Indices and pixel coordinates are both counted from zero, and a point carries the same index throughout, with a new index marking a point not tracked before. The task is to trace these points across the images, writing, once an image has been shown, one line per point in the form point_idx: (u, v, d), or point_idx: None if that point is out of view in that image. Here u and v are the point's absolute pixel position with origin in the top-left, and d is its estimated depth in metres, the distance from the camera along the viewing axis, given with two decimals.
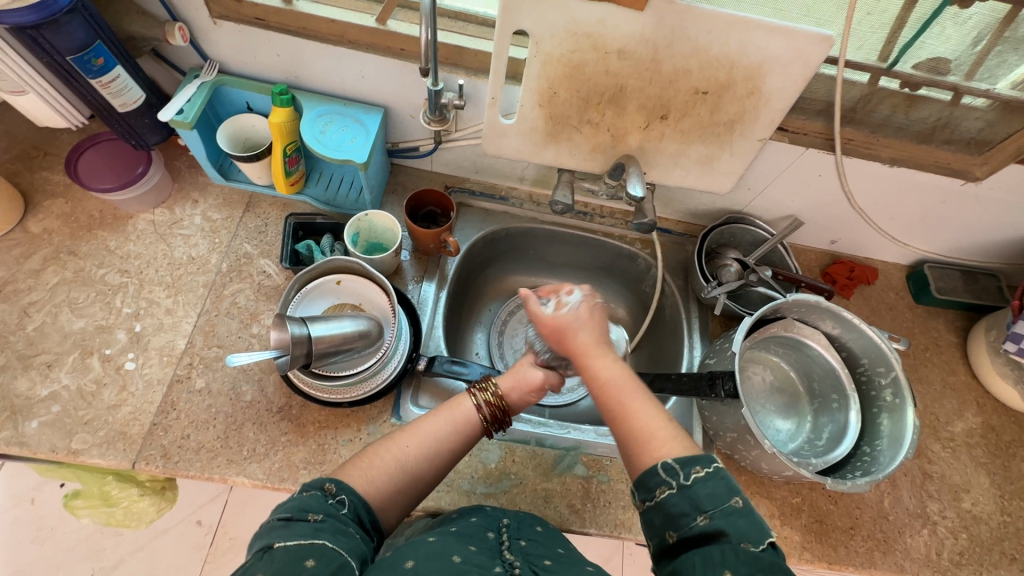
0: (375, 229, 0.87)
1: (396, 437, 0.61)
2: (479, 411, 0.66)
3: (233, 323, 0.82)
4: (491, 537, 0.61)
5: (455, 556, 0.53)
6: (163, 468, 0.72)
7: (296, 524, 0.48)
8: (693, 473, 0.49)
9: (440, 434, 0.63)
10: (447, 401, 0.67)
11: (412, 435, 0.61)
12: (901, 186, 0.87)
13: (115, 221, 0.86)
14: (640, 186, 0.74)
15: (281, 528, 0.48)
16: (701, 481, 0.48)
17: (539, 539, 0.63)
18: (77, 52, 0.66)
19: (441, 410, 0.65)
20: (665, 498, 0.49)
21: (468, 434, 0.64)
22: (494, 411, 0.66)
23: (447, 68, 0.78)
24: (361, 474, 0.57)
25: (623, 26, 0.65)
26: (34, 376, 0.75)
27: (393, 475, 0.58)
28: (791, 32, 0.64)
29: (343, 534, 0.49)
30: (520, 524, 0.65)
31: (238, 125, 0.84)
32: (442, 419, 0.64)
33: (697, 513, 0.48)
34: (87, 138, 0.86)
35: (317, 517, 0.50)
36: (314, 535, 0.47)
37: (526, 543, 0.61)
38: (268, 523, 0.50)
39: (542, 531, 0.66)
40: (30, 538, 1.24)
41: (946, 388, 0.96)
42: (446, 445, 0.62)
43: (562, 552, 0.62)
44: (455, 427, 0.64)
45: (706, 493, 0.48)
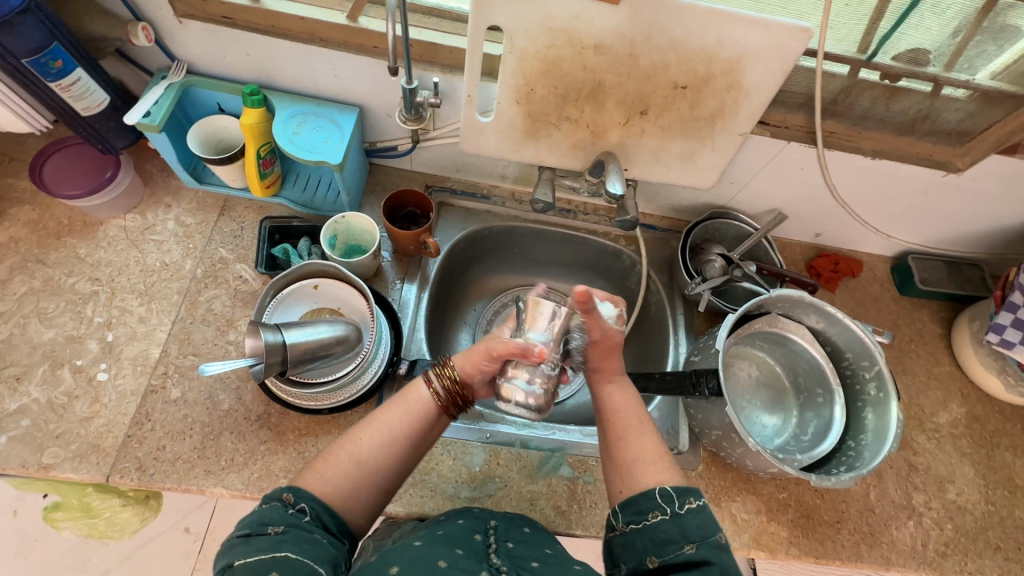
0: (353, 231, 0.85)
1: (351, 433, 0.60)
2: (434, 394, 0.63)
3: (209, 330, 0.80)
4: (478, 539, 0.60)
5: (440, 562, 0.52)
6: (138, 481, 0.70)
7: (255, 540, 0.48)
8: (686, 504, 0.54)
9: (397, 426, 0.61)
10: (403, 391, 0.64)
11: (367, 432, 0.60)
12: (884, 178, 0.86)
13: (85, 228, 0.84)
14: (620, 183, 0.73)
15: (242, 545, 0.48)
16: (693, 512, 0.53)
17: (526, 540, 0.62)
18: (33, 54, 0.64)
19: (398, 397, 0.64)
20: (656, 522, 0.54)
21: (424, 424, 0.62)
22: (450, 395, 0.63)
23: (421, 65, 0.76)
24: (318, 474, 0.56)
25: (599, 21, 0.64)
26: (2, 390, 0.73)
27: (351, 473, 0.57)
28: (769, 25, 0.63)
29: (308, 541, 0.49)
30: (507, 526, 0.64)
31: (209, 127, 0.82)
32: (398, 411, 0.62)
33: (684, 541, 0.52)
34: (53, 143, 0.83)
35: (277, 529, 0.49)
36: (274, 549, 0.47)
37: (513, 545, 0.60)
38: (228, 542, 0.49)
39: (530, 531, 0.65)
40: (13, 551, 1.21)
41: (930, 379, 0.96)
42: (401, 436, 0.60)
43: (550, 551, 0.62)
44: (412, 418, 0.62)
45: (696, 524, 0.53)
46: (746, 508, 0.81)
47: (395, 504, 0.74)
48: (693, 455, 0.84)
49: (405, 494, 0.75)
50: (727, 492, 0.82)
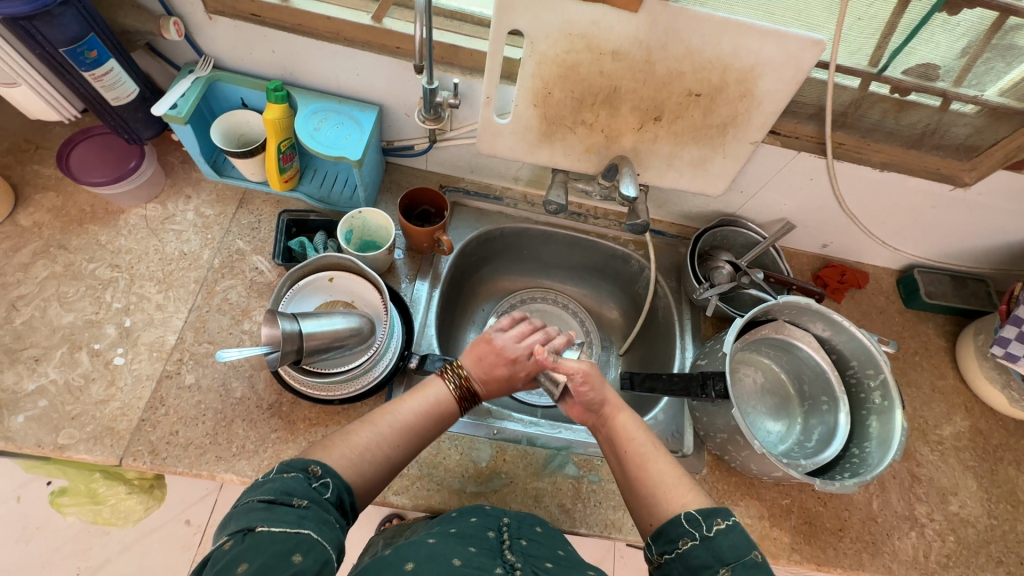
0: (369, 227, 0.87)
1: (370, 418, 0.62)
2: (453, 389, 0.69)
3: (225, 319, 0.82)
4: (491, 537, 0.61)
5: (456, 559, 0.53)
6: (151, 465, 0.71)
7: (279, 509, 0.49)
8: (714, 526, 0.55)
9: (412, 416, 0.64)
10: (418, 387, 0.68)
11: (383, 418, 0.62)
12: (891, 190, 0.88)
13: (107, 216, 0.86)
14: (633, 186, 0.75)
15: (264, 511, 0.48)
16: (723, 533, 0.54)
17: (540, 539, 0.64)
18: (70, 44, 0.66)
19: (414, 392, 0.67)
20: (688, 549, 0.55)
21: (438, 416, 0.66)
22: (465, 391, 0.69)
23: (442, 66, 0.78)
24: (343, 449, 0.58)
25: (618, 28, 0.66)
26: (21, 370, 0.74)
27: (372, 445, 0.60)
28: (783, 37, 0.65)
29: (327, 523, 0.50)
30: (519, 523, 0.65)
31: (232, 121, 0.84)
32: (413, 400, 0.66)
33: (719, 565, 0.53)
34: (79, 132, 0.85)
35: (301, 503, 0.50)
36: (298, 525, 0.48)
37: (527, 543, 0.61)
38: (246, 504, 0.49)
39: (542, 530, 0.66)
40: (16, 537, 1.21)
41: (935, 392, 0.97)
42: (419, 425, 0.64)
43: (562, 552, 0.63)
44: (429, 411, 0.66)
45: (727, 545, 0.54)
46: (749, 513, 0.82)
47: (402, 496, 0.75)
48: (697, 458, 0.85)
49: (412, 486, 0.76)
50: (731, 496, 0.82)
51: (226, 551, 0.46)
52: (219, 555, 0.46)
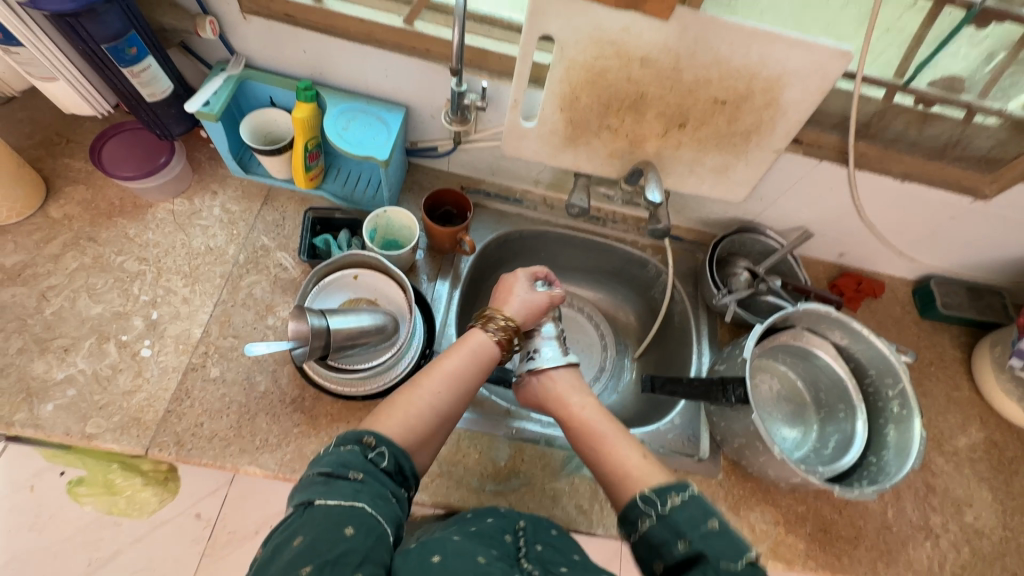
0: (393, 226, 0.88)
1: (418, 381, 0.64)
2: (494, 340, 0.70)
3: (249, 314, 0.83)
4: (508, 541, 0.61)
5: (480, 558, 0.54)
6: (175, 455, 0.72)
7: (336, 483, 0.52)
8: (669, 501, 0.55)
9: (459, 370, 0.66)
10: (458, 341, 0.69)
11: (436, 376, 0.65)
12: (911, 201, 0.88)
13: (135, 210, 0.87)
14: (658, 192, 0.76)
15: (323, 484, 0.52)
16: (677, 507, 0.54)
17: (555, 543, 0.63)
18: (111, 41, 0.67)
19: (454, 348, 0.68)
20: (647, 528, 0.55)
21: (484, 367, 0.69)
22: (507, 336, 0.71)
23: (471, 69, 0.79)
24: (387, 421, 0.60)
25: (648, 34, 0.67)
26: (50, 359, 0.75)
27: (426, 411, 0.62)
28: (812, 47, 0.66)
29: (381, 498, 0.52)
30: (535, 528, 0.65)
31: (261, 120, 0.85)
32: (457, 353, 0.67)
33: (678, 539, 0.53)
34: (111, 127, 0.87)
35: (358, 476, 0.53)
36: (354, 498, 0.51)
37: (543, 548, 0.61)
38: (308, 478, 0.53)
39: (557, 534, 0.66)
40: (28, 526, 1.20)
41: (950, 403, 0.97)
42: (469, 379, 0.66)
43: (577, 556, 0.62)
44: (476, 363, 0.68)
45: (684, 518, 0.54)
46: (765, 519, 0.82)
47: (422, 494, 0.76)
48: (714, 463, 0.85)
49: (431, 484, 0.76)
50: (747, 502, 0.83)
51: (289, 521, 0.50)
52: (284, 523, 0.50)
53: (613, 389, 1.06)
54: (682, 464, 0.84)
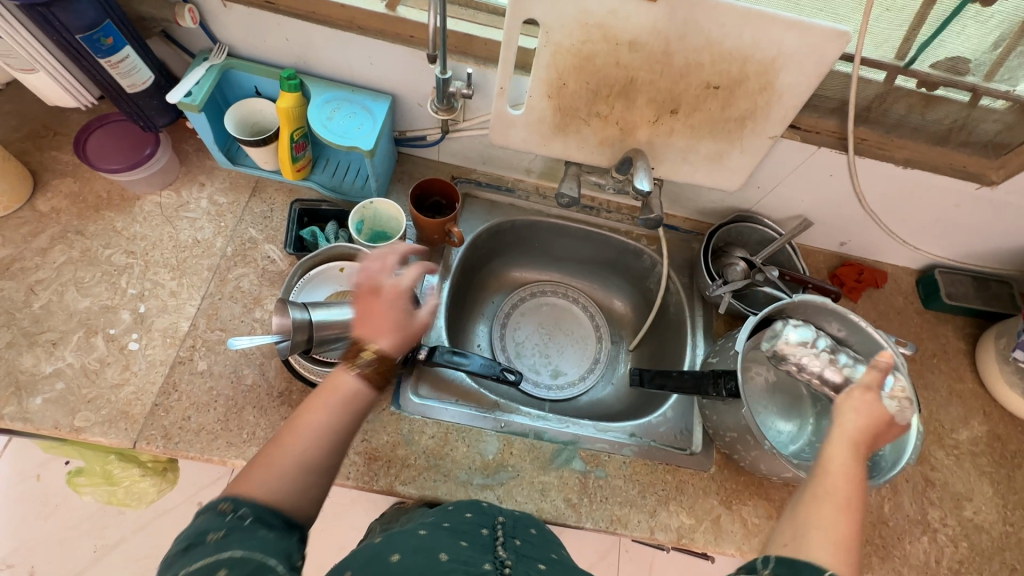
0: (380, 218, 0.87)
1: (280, 437, 0.52)
2: (362, 380, 0.54)
3: (237, 307, 0.82)
4: (484, 534, 0.61)
5: (443, 554, 0.53)
6: (164, 449, 0.73)
7: (195, 550, 0.43)
8: None
9: (324, 419, 0.53)
10: (323, 387, 0.54)
11: (293, 433, 0.52)
12: (913, 189, 0.85)
13: (123, 203, 0.87)
14: (648, 180, 0.74)
15: (179, 558, 0.43)
16: None
17: (533, 541, 0.63)
18: (86, 31, 0.66)
19: (318, 395, 0.54)
20: None
21: (359, 411, 0.55)
22: (379, 370, 0.55)
23: (456, 56, 0.76)
24: (265, 474, 0.49)
25: (635, 17, 0.64)
26: (39, 353, 0.76)
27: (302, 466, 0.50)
28: (807, 28, 0.63)
29: (254, 538, 0.44)
30: (515, 524, 0.65)
31: (246, 110, 0.84)
32: (322, 409, 0.53)
33: None
34: (96, 119, 0.86)
35: (216, 536, 0.44)
36: (218, 551, 0.42)
37: (520, 542, 0.61)
38: (163, 562, 0.44)
39: (536, 533, 0.66)
40: (35, 514, 1.22)
41: (952, 395, 0.94)
42: (338, 430, 0.53)
43: (555, 556, 0.62)
44: (345, 409, 0.54)
45: None
46: (757, 513, 0.81)
47: (409, 486, 0.75)
48: (706, 457, 0.84)
49: (418, 477, 0.76)
50: (739, 496, 0.81)
51: None
52: None
53: (606, 382, 1.06)
54: (674, 457, 0.83)
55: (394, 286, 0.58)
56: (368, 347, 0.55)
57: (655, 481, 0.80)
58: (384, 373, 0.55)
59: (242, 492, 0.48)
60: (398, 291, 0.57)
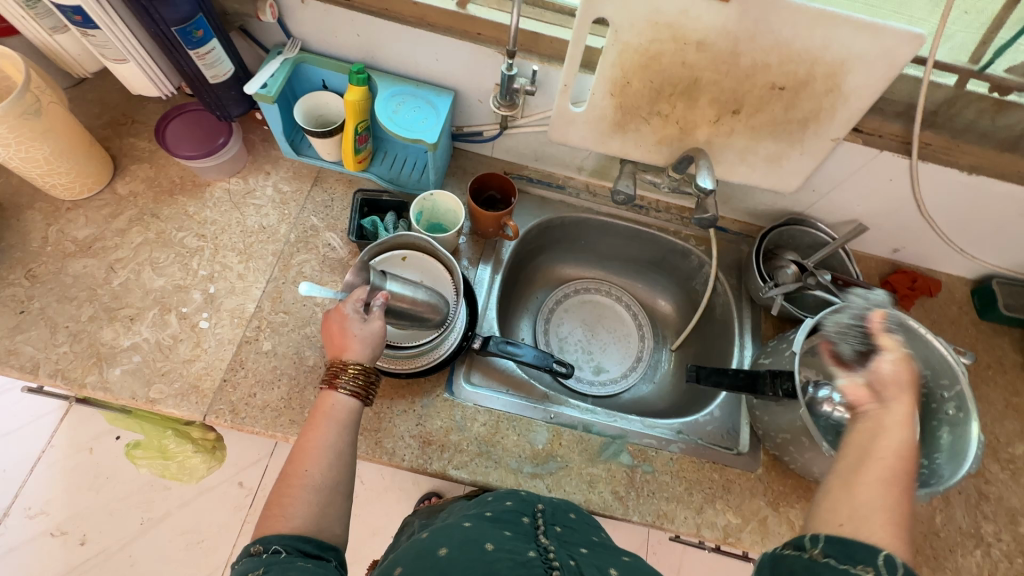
0: (438, 210, 0.89)
1: (288, 470, 0.53)
2: (348, 394, 0.59)
3: (299, 291, 0.86)
4: (526, 522, 0.62)
5: (488, 544, 0.54)
6: (231, 423, 0.76)
7: None
8: None
9: (327, 440, 0.56)
10: (313, 415, 0.58)
11: (304, 461, 0.53)
12: (976, 197, 0.84)
13: (194, 188, 0.91)
14: (709, 179, 0.74)
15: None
16: None
17: (574, 526, 0.64)
18: (181, 24, 0.71)
19: (309, 426, 0.57)
20: None
21: (351, 425, 0.59)
22: (361, 383, 0.60)
23: (523, 53, 0.78)
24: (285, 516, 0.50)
25: (706, 17, 0.65)
26: (118, 327, 0.80)
27: (317, 500, 0.52)
28: (880, 30, 0.63)
29: (293, 569, 0.46)
30: (554, 510, 0.66)
31: (314, 102, 0.87)
32: (315, 432, 0.56)
33: None
34: (174, 108, 0.90)
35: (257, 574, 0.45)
36: None
37: (561, 529, 0.62)
38: None
39: (576, 518, 0.67)
40: (87, 485, 1.23)
41: (1008, 409, 0.92)
42: (341, 444, 0.56)
43: (597, 538, 0.64)
44: (341, 426, 0.58)
45: None
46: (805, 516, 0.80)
47: (461, 471, 0.77)
48: (753, 458, 0.84)
49: (470, 462, 0.78)
50: (787, 498, 0.81)
51: None
52: None
53: (648, 381, 1.06)
54: (721, 456, 0.83)
55: (348, 309, 0.62)
56: (349, 366, 0.60)
57: (702, 479, 0.81)
58: (368, 382, 0.61)
59: (271, 532, 0.49)
60: (342, 313, 0.63)
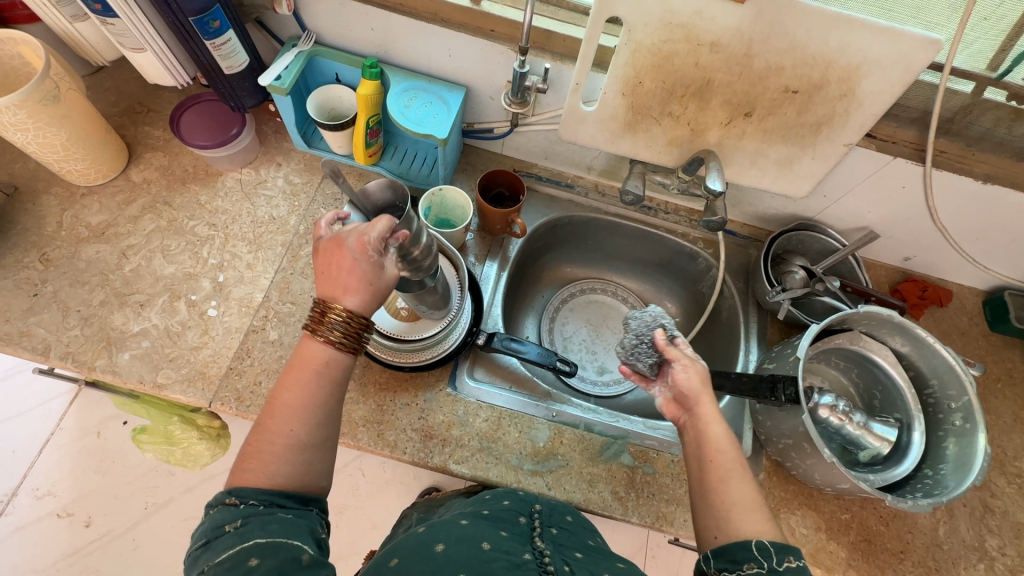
0: (446, 205, 0.90)
1: (266, 424, 0.52)
2: (332, 343, 0.55)
3: (307, 282, 0.86)
4: (523, 522, 0.62)
5: (484, 543, 0.54)
6: (236, 410, 0.77)
7: (218, 543, 0.48)
8: (785, 562, 0.49)
9: (305, 397, 0.54)
10: (293, 360, 0.55)
11: (279, 418, 0.52)
12: (991, 207, 0.83)
13: (207, 177, 0.92)
14: (719, 181, 0.74)
15: (205, 553, 0.48)
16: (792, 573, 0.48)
17: (570, 529, 0.64)
18: (198, 14, 0.71)
19: (287, 376, 0.54)
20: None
21: (334, 378, 0.55)
22: (348, 332, 0.55)
23: (535, 51, 0.79)
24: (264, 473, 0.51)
25: (720, 18, 0.65)
26: (128, 313, 0.81)
27: (297, 464, 0.52)
28: (897, 35, 0.62)
29: (274, 522, 0.48)
30: (551, 512, 0.66)
31: (326, 95, 0.88)
32: (297, 385, 0.54)
33: None
34: (189, 98, 0.91)
35: (234, 526, 0.48)
36: (242, 541, 0.47)
37: (558, 531, 0.62)
38: (192, 554, 0.49)
39: (572, 520, 0.67)
40: (94, 468, 1.25)
41: (1017, 422, 0.91)
42: (321, 401, 0.54)
43: (592, 543, 0.63)
44: (322, 381, 0.55)
45: None
46: (805, 524, 0.80)
47: (461, 466, 0.77)
48: (755, 463, 0.83)
49: (471, 457, 0.78)
50: (788, 504, 0.81)
51: None
52: None
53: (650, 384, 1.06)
54: None
55: (364, 241, 0.55)
56: (340, 310, 0.54)
57: None
58: (355, 333, 0.56)
59: (245, 484, 0.50)
60: (355, 243, 0.55)
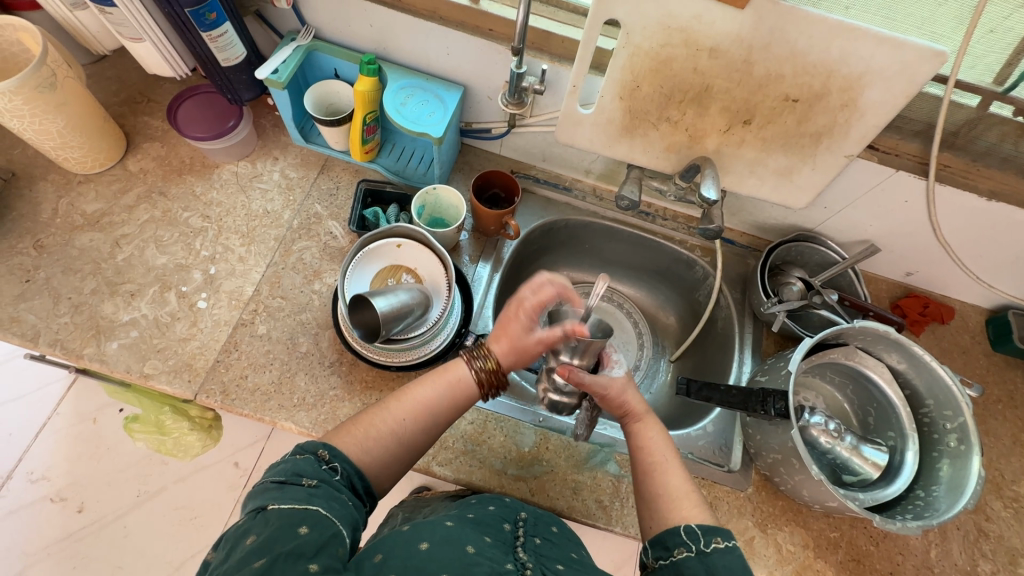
0: (441, 204, 0.89)
1: (389, 404, 0.62)
2: (474, 377, 0.65)
3: (297, 277, 0.86)
4: (507, 530, 0.61)
5: (469, 547, 0.54)
6: (221, 403, 0.77)
7: (289, 488, 0.50)
8: (712, 543, 0.53)
9: (427, 400, 0.63)
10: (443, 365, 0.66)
11: (401, 406, 0.61)
12: (995, 224, 0.81)
13: (203, 169, 0.92)
14: (714, 189, 0.73)
15: (275, 490, 0.50)
16: (720, 552, 0.52)
17: (554, 539, 0.64)
18: (194, 5, 0.71)
19: (433, 376, 0.65)
20: (682, 559, 0.54)
21: (458, 398, 0.65)
22: (490, 378, 0.66)
23: (532, 51, 0.78)
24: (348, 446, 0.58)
25: (720, 24, 0.64)
26: (118, 302, 0.81)
27: (393, 450, 0.59)
28: (900, 45, 0.61)
29: (336, 501, 0.51)
30: (536, 521, 0.66)
31: (324, 90, 0.87)
32: (434, 386, 0.64)
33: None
34: (187, 90, 0.91)
35: (311, 483, 0.51)
36: (308, 501, 0.49)
37: (541, 542, 0.61)
38: (262, 485, 0.52)
39: (558, 531, 0.66)
40: (89, 454, 1.25)
41: (1016, 445, 0.89)
42: (438, 409, 0.63)
43: (575, 555, 0.62)
44: (451, 393, 0.64)
45: (723, 565, 0.51)
46: (793, 540, 0.78)
47: (444, 467, 0.77)
48: (744, 476, 0.82)
49: (455, 459, 0.77)
50: (775, 520, 0.79)
51: (240, 527, 0.49)
52: (235, 530, 0.49)
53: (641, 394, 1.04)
54: (711, 472, 0.82)
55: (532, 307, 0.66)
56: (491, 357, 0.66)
57: None
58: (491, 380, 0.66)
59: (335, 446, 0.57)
60: (528, 309, 0.66)
